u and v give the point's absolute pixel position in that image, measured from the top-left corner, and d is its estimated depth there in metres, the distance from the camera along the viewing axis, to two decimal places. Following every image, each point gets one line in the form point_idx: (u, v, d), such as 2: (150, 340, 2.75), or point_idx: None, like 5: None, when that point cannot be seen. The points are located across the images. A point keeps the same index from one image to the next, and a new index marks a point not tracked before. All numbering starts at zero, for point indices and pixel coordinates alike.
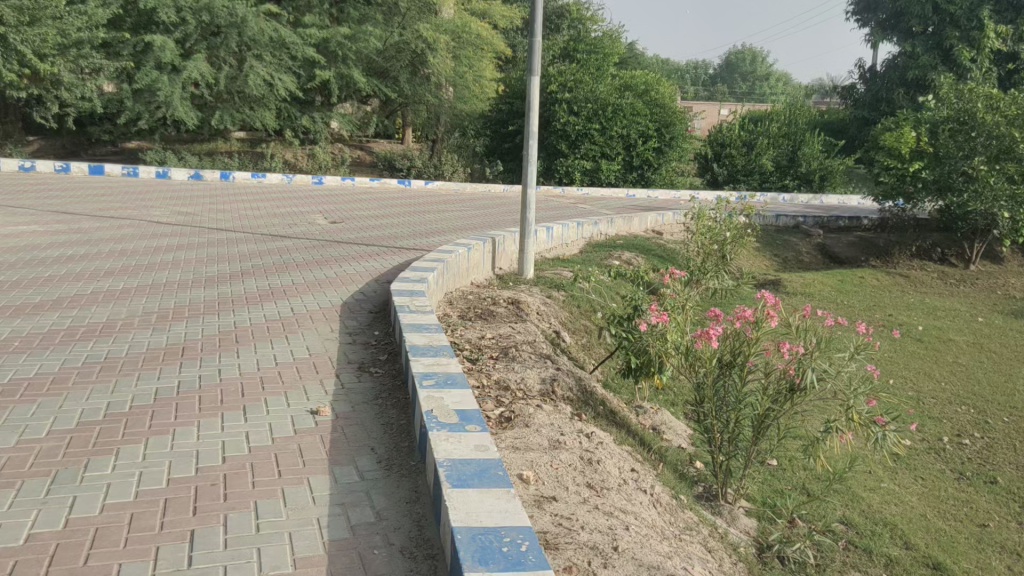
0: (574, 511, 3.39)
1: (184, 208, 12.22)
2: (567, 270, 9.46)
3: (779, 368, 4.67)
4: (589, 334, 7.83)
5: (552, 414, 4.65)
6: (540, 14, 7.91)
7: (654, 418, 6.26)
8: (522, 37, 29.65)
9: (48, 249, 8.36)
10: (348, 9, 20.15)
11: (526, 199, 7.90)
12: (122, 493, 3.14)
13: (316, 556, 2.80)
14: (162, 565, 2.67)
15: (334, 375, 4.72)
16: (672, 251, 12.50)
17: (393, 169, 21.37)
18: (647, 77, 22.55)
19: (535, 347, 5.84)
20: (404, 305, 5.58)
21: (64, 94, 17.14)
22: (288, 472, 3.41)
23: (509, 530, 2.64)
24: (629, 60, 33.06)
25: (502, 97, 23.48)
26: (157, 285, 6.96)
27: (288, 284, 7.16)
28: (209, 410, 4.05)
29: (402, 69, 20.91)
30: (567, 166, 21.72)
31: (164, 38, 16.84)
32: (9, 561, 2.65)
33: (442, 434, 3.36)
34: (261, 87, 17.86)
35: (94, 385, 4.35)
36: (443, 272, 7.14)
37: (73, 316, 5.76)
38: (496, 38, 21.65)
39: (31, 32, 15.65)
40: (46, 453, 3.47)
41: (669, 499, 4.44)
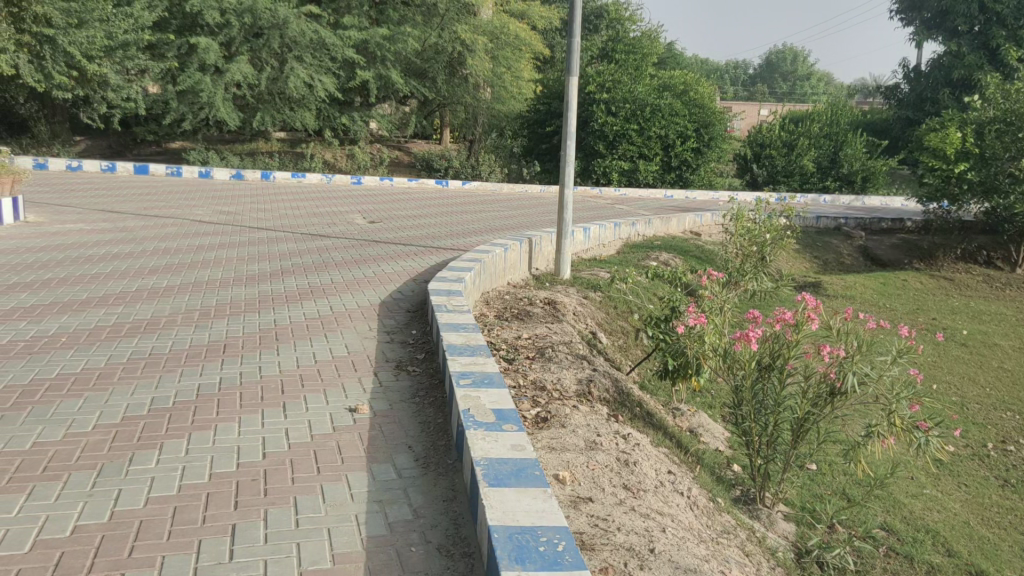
0: (610, 513, 3.39)
1: (226, 208, 12.38)
2: (604, 271, 9.44)
3: (820, 371, 4.61)
4: (626, 336, 7.81)
5: (588, 415, 4.65)
6: (579, 14, 7.88)
7: (692, 420, 6.22)
8: (561, 37, 29.61)
9: (94, 248, 8.51)
10: (388, 10, 20.29)
11: (563, 199, 7.89)
12: (165, 487, 3.20)
13: (354, 553, 2.83)
14: (204, 559, 2.71)
15: (372, 374, 4.76)
16: (711, 252, 12.41)
17: (431, 169, 21.46)
18: (686, 77, 22.41)
19: (572, 348, 5.84)
20: (441, 304, 5.60)
21: (110, 95, 17.46)
22: (326, 469, 3.45)
23: (545, 530, 2.64)
24: (667, 60, 32.89)
25: (540, 98, 22.96)
26: (199, 283, 7.06)
27: (327, 284, 7.20)
28: (250, 407, 4.10)
29: (440, 70, 21.02)
30: (605, 166, 21.66)
31: (209, 40, 17.10)
32: (56, 552, 2.71)
33: (479, 433, 3.37)
34: (302, 88, 18.05)
35: (137, 381, 4.43)
36: (480, 272, 7.17)
37: (118, 313, 5.87)
38: (534, 38, 21.64)
39: (79, 34, 15.98)
40: (92, 447, 3.55)
41: (706, 501, 4.41)
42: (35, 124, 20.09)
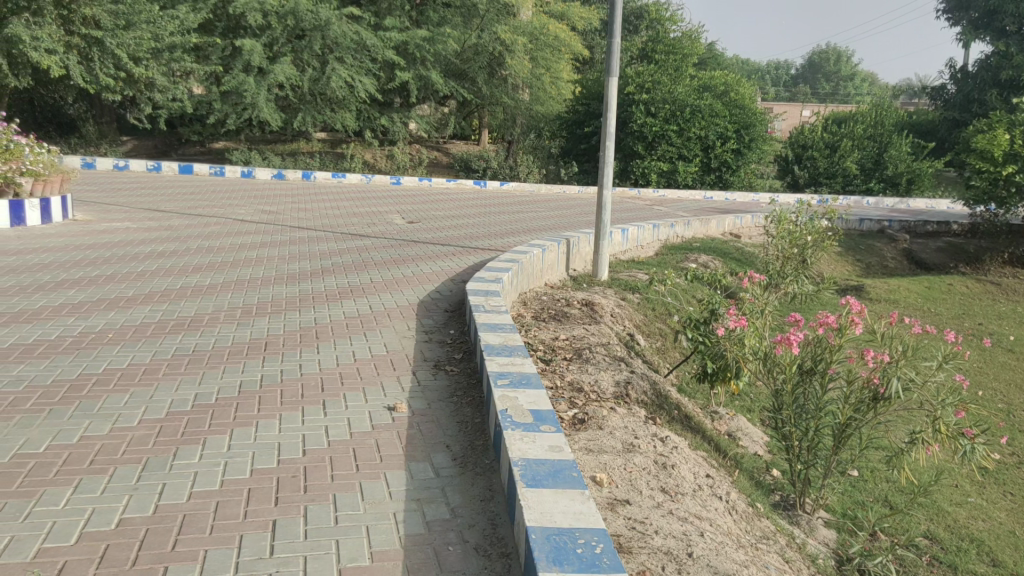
0: (647, 516, 3.37)
1: (267, 207, 12.55)
2: (642, 272, 9.40)
3: (863, 376, 4.53)
4: (664, 338, 7.76)
5: (626, 417, 4.63)
6: (619, 14, 7.84)
7: (730, 424, 6.17)
8: (600, 39, 29.58)
9: (140, 246, 8.67)
10: (428, 11, 20.41)
11: (602, 200, 7.86)
12: (208, 482, 3.25)
13: (392, 551, 2.84)
14: (246, 553, 2.75)
15: (410, 373, 4.79)
16: (750, 254, 12.29)
17: (470, 170, 21.50)
18: (727, 78, 22.23)
19: (610, 350, 5.83)
20: (479, 304, 5.62)
21: (156, 96, 17.79)
22: (365, 467, 3.48)
23: (583, 532, 2.63)
24: (707, 61, 32.69)
25: (580, 98, 23.08)
26: (241, 281, 7.16)
27: (366, 283, 7.26)
28: (291, 404, 4.15)
29: (479, 71, 21.13)
30: (643, 167, 21.58)
31: (252, 42, 17.33)
32: (103, 545, 2.77)
33: (516, 434, 3.38)
34: (343, 89, 18.19)
35: (181, 377, 4.50)
36: (518, 272, 7.18)
37: (162, 310, 5.97)
38: (574, 39, 21.58)
39: (126, 36, 16.31)
40: (137, 441, 3.61)
41: (745, 506, 4.37)
42: (83, 125, 20.56)
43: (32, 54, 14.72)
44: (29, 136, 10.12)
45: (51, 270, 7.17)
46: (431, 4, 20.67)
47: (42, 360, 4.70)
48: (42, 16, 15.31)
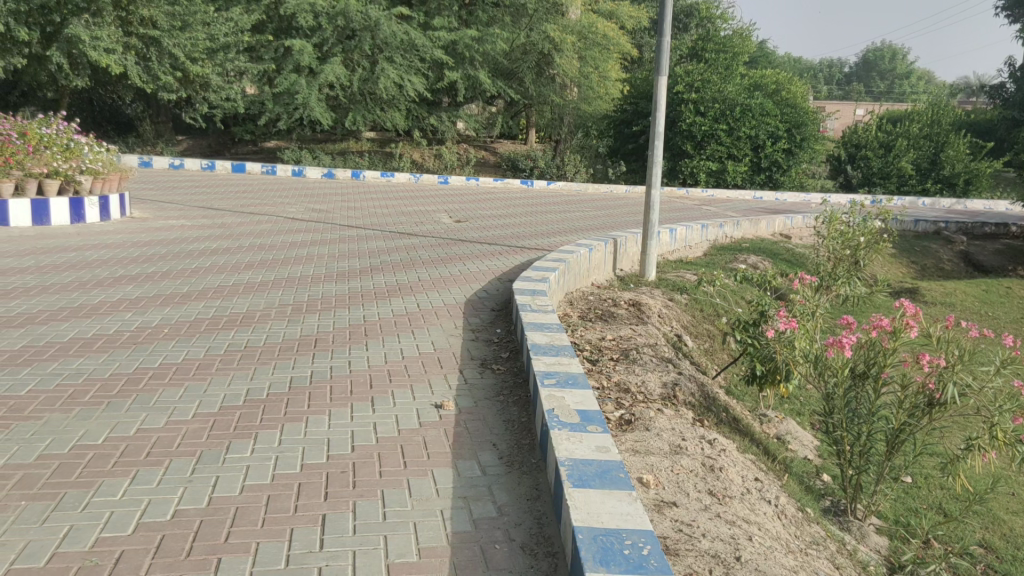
0: (695, 518, 3.34)
1: (317, 206, 12.72)
2: (691, 272, 9.32)
3: (917, 380, 4.44)
4: (712, 339, 7.69)
5: (673, 419, 4.59)
6: (669, 14, 7.79)
7: (779, 427, 6.09)
8: (649, 38, 29.44)
9: (193, 243, 8.83)
10: (477, 12, 20.50)
11: (650, 200, 7.82)
12: (260, 476, 3.31)
13: (440, 547, 2.87)
14: (296, 546, 2.79)
15: (457, 371, 4.81)
16: (801, 254, 12.11)
17: (517, 169, 21.51)
18: (777, 76, 21.96)
19: (657, 351, 5.80)
20: (526, 304, 5.62)
21: (211, 96, 18.16)
22: (412, 464, 3.50)
23: (631, 533, 2.62)
24: (758, 59, 32.28)
25: (627, 98, 22.83)
26: (291, 279, 7.27)
27: (413, 281, 7.32)
28: (341, 400, 4.21)
29: (528, 70, 21.22)
30: (692, 167, 21.41)
31: (303, 43, 17.59)
32: (158, 535, 2.83)
33: (563, 433, 3.38)
34: (392, 89, 18.31)
35: (233, 372, 4.58)
36: (565, 272, 7.17)
37: (215, 306, 6.09)
38: (623, 38, 21.37)
39: (182, 36, 16.69)
40: (192, 434, 3.69)
41: (795, 511, 4.31)
42: (140, 124, 21.06)
43: (91, 54, 15.11)
44: (89, 136, 10.38)
45: (109, 266, 7.35)
46: (480, 4, 20.76)
47: (99, 354, 4.82)
48: (101, 18, 15.71)
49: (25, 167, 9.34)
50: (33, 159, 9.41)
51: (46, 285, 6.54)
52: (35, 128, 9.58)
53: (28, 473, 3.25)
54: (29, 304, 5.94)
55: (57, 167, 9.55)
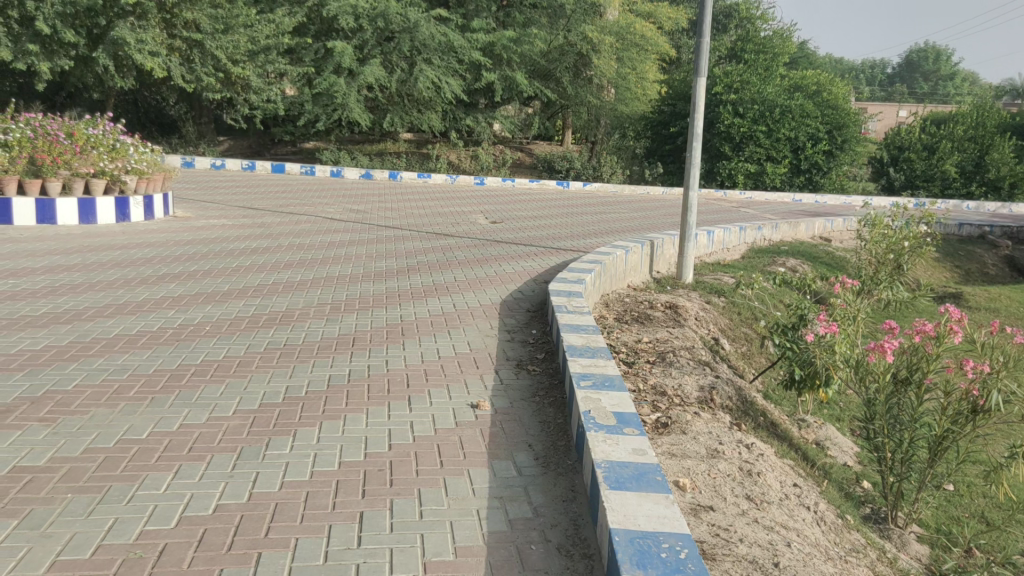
0: (732, 523, 3.32)
1: (355, 206, 12.82)
2: (728, 275, 9.25)
3: (961, 387, 4.36)
4: (750, 343, 7.61)
5: (710, 423, 4.56)
6: (709, 14, 7.73)
7: (818, 432, 6.01)
8: (687, 39, 29.27)
9: (233, 242, 8.95)
10: (514, 13, 20.53)
11: (688, 202, 7.76)
12: (298, 472, 3.35)
13: (475, 547, 2.88)
14: (334, 543, 2.82)
15: (493, 371, 4.83)
16: (842, 258, 11.95)
17: (553, 170, 21.47)
18: (819, 77, 21.68)
19: (694, 354, 5.76)
20: (561, 305, 5.62)
21: (252, 98, 18.40)
22: (449, 463, 3.53)
23: (667, 536, 2.62)
24: (800, 60, 31.85)
25: (665, 99, 23.00)
26: (329, 278, 7.33)
27: (449, 282, 7.36)
28: (377, 399, 4.24)
29: (565, 71, 21.22)
30: (730, 169, 21.29)
31: (344, 44, 17.63)
32: (200, 529, 2.88)
33: (599, 435, 3.38)
34: (429, 90, 18.38)
35: (272, 370, 4.64)
36: (601, 273, 7.17)
37: (255, 304, 6.17)
38: (661, 39, 21.31)
39: (224, 39, 16.96)
40: (233, 430, 3.75)
41: (834, 518, 4.27)
42: (183, 125, 21.38)
43: (136, 56, 15.40)
44: (135, 137, 10.59)
45: (153, 265, 7.49)
46: (517, 5, 20.78)
47: (144, 350, 4.91)
48: (146, 20, 16.00)
49: (73, 167, 9.59)
50: (80, 159, 9.65)
51: (92, 282, 6.67)
52: (82, 128, 9.87)
53: (75, 466, 3.32)
54: (75, 300, 6.07)
55: (104, 167, 9.77)
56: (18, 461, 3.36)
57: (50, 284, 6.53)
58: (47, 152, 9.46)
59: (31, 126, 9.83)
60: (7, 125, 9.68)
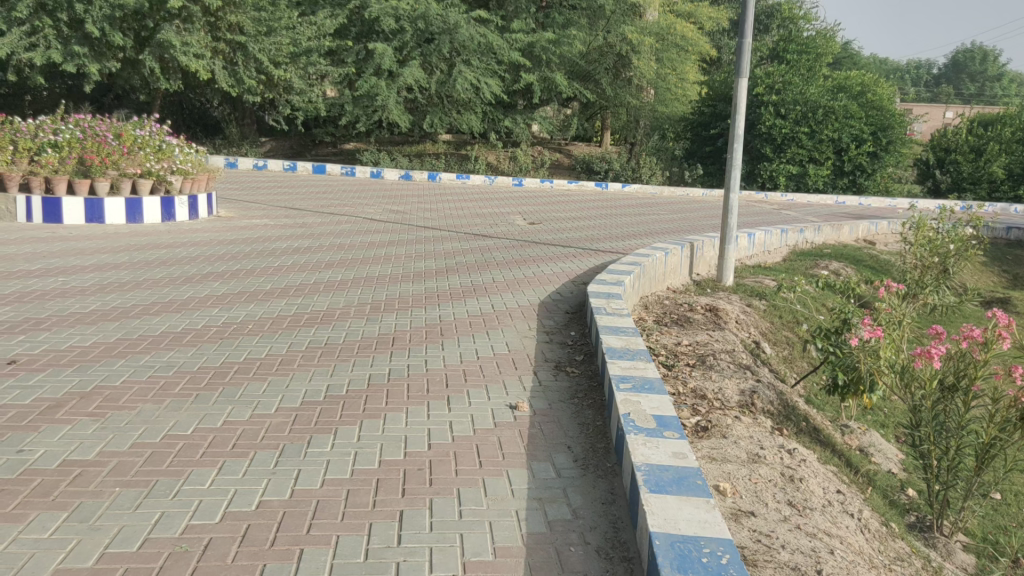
0: (774, 529, 3.27)
1: (394, 207, 12.91)
2: (769, 278, 9.16)
3: (1009, 394, 4.26)
4: (792, 346, 7.50)
5: (751, 427, 4.51)
6: (750, 14, 7.62)
7: (862, 438, 5.93)
8: (727, 39, 29.04)
9: (275, 242, 9.06)
10: (554, 14, 20.49)
11: (728, 204, 7.69)
12: (339, 471, 3.37)
13: (515, 547, 2.88)
14: (375, 541, 2.85)
15: (532, 372, 4.83)
16: (886, 261, 11.76)
17: (592, 172, 21.40)
18: (863, 77, 21.30)
19: (734, 357, 5.71)
20: (600, 307, 5.60)
21: (294, 99, 18.60)
22: (488, 463, 3.53)
23: (709, 540, 2.59)
24: (843, 61, 31.41)
25: (706, 100, 22.98)
26: (370, 278, 7.39)
27: (487, 282, 7.37)
28: (417, 398, 4.27)
29: (604, 72, 21.16)
30: (771, 170, 21.05)
31: (385, 46, 17.75)
32: (243, 524, 2.92)
33: (640, 438, 3.36)
34: (468, 91, 18.41)
35: (313, 369, 4.68)
36: (640, 275, 7.12)
37: (297, 303, 6.23)
38: (702, 40, 21.17)
39: (267, 41, 17.19)
40: (275, 428, 3.79)
41: (878, 525, 4.20)
42: (227, 126, 21.70)
43: (182, 58, 15.66)
44: (180, 138, 10.77)
45: (197, 263, 7.61)
46: (557, 7, 20.75)
47: (190, 347, 5.00)
48: (192, 23, 16.32)
49: (120, 168, 9.75)
50: (128, 159, 9.84)
51: (139, 281, 6.79)
52: (130, 130, 10.06)
53: (122, 461, 3.39)
54: (122, 298, 6.19)
55: (150, 167, 9.91)
56: (67, 455, 3.43)
57: (98, 282, 6.67)
58: (96, 152, 9.68)
59: (81, 128, 10.08)
60: (57, 126, 9.92)
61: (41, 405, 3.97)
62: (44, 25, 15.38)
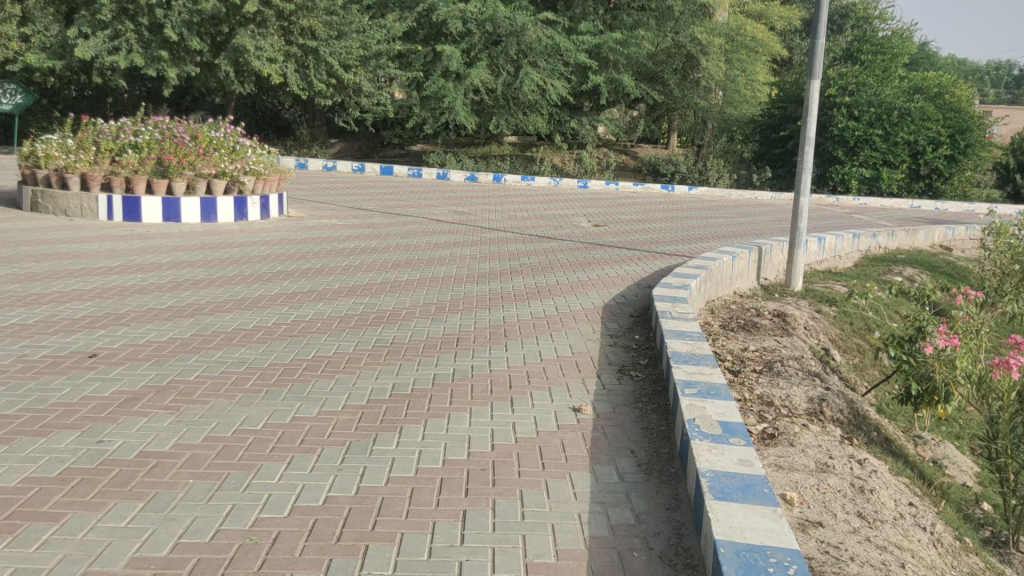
0: (842, 540, 3.20)
1: (460, 209, 13.00)
2: (840, 284, 8.96)
3: None
4: (863, 354, 7.33)
5: (820, 436, 4.42)
6: (824, 14, 7.45)
7: (935, 450, 5.75)
8: (799, 40, 28.50)
9: (344, 242, 9.21)
10: (622, 16, 20.37)
11: (798, 208, 7.54)
12: (404, 468, 3.42)
13: (577, 550, 2.87)
14: (438, 539, 2.87)
15: (595, 375, 4.81)
16: (964, 267, 11.39)
17: (658, 174, 21.22)
18: (942, 78, 20.67)
19: (802, 364, 5.60)
20: (665, 310, 5.55)
21: (363, 101, 18.93)
22: (551, 465, 3.54)
23: (776, 551, 2.55)
24: (920, 61, 30.47)
25: (776, 102, 22.80)
26: (436, 279, 7.47)
27: (552, 284, 7.38)
28: (481, 399, 4.30)
29: (672, 74, 20.91)
30: (843, 174, 20.52)
31: (452, 48, 17.88)
32: (311, 519, 2.98)
33: (704, 444, 3.32)
34: (534, 93, 18.44)
35: (380, 367, 4.76)
36: (706, 279, 7.04)
37: (365, 303, 6.32)
38: (773, 40, 20.84)
39: (338, 45, 17.50)
40: (342, 425, 3.86)
41: (952, 540, 4.07)
42: (298, 128, 22.17)
43: (256, 63, 16.10)
44: (254, 140, 11.06)
45: (268, 262, 7.77)
46: (625, 8, 20.59)
47: (260, 344, 5.11)
48: (266, 28, 16.77)
49: (197, 168, 10.07)
50: (204, 160, 10.16)
51: (212, 278, 6.97)
52: (206, 132, 10.44)
53: (196, 454, 3.49)
54: (197, 295, 6.36)
55: (225, 167, 10.19)
56: (144, 447, 3.54)
57: (174, 279, 6.88)
58: (174, 153, 10.02)
59: (160, 130, 10.47)
60: (137, 127, 10.32)
61: (120, 397, 4.11)
62: (126, 30, 15.97)
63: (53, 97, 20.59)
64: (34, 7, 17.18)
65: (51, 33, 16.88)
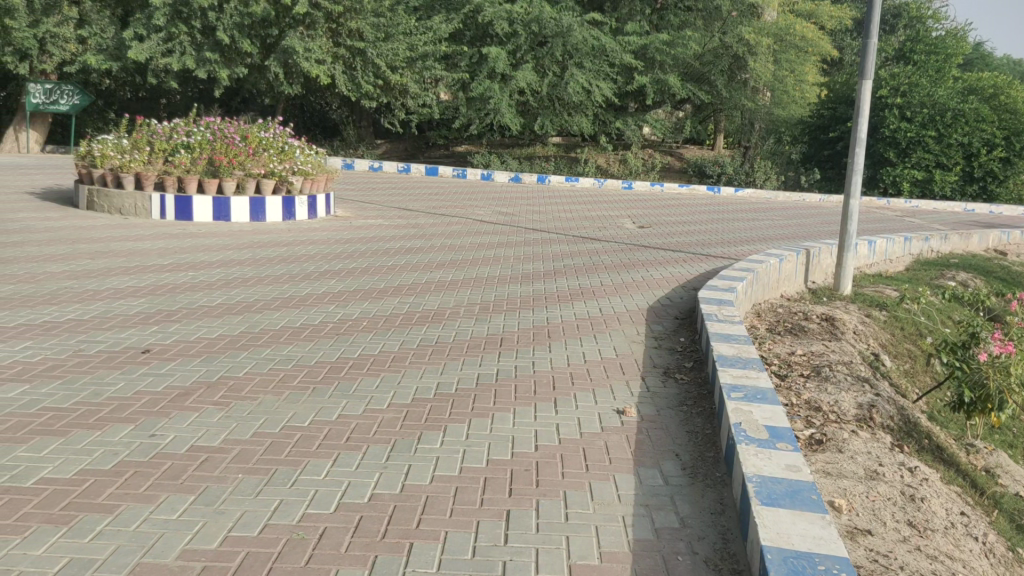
0: (892, 549, 3.14)
1: (505, 209, 13.00)
2: (890, 288, 8.80)
3: None
4: (913, 361, 7.20)
5: (869, 441, 4.35)
6: (877, 13, 7.31)
7: (988, 459, 5.63)
8: (850, 40, 28.08)
9: (390, 242, 9.27)
10: (669, 16, 20.28)
11: (848, 210, 7.42)
12: (448, 467, 3.43)
13: (621, 553, 2.86)
14: (482, 538, 2.88)
15: (639, 377, 4.79)
16: (1019, 272, 11.11)
17: (704, 175, 21.05)
18: (998, 79, 20.17)
19: (852, 369, 5.51)
20: (712, 313, 5.50)
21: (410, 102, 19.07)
22: (595, 467, 3.53)
23: (825, 558, 2.51)
24: (975, 61, 29.82)
25: (825, 103, 22.47)
26: (481, 279, 7.49)
27: (596, 285, 7.36)
28: (525, 399, 4.30)
29: (719, 74, 20.39)
30: (894, 175, 20.17)
31: (498, 49, 17.92)
32: (357, 515, 3.01)
33: (751, 449, 3.28)
34: (579, 94, 18.38)
35: (424, 366, 4.79)
36: (753, 282, 6.96)
37: (410, 302, 6.37)
38: (823, 40, 20.53)
39: (385, 47, 17.67)
40: (387, 423, 3.88)
41: (1005, 551, 3.96)
42: (345, 128, 22.43)
43: (304, 64, 16.31)
44: (302, 140, 11.19)
45: (314, 261, 7.85)
46: (672, 8, 20.48)
47: (307, 342, 5.17)
48: (315, 30, 17.03)
49: (246, 167, 10.21)
50: (254, 160, 10.28)
51: (261, 277, 7.07)
52: (256, 132, 10.59)
53: (245, 449, 3.54)
54: (245, 293, 6.46)
55: (274, 167, 10.33)
56: (195, 441, 3.61)
57: (224, 277, 6.99)
58: (224, 153, 10.19)
59: (211, 130, 10.66)
60: (190, 127, 10.50)
61: (171, 392, 4.19)
62: (180, 32, 16.30)
63: (109, 98, 21.14)
64: (91, 10, 17.46)
65: (108, 35, 17.26)
